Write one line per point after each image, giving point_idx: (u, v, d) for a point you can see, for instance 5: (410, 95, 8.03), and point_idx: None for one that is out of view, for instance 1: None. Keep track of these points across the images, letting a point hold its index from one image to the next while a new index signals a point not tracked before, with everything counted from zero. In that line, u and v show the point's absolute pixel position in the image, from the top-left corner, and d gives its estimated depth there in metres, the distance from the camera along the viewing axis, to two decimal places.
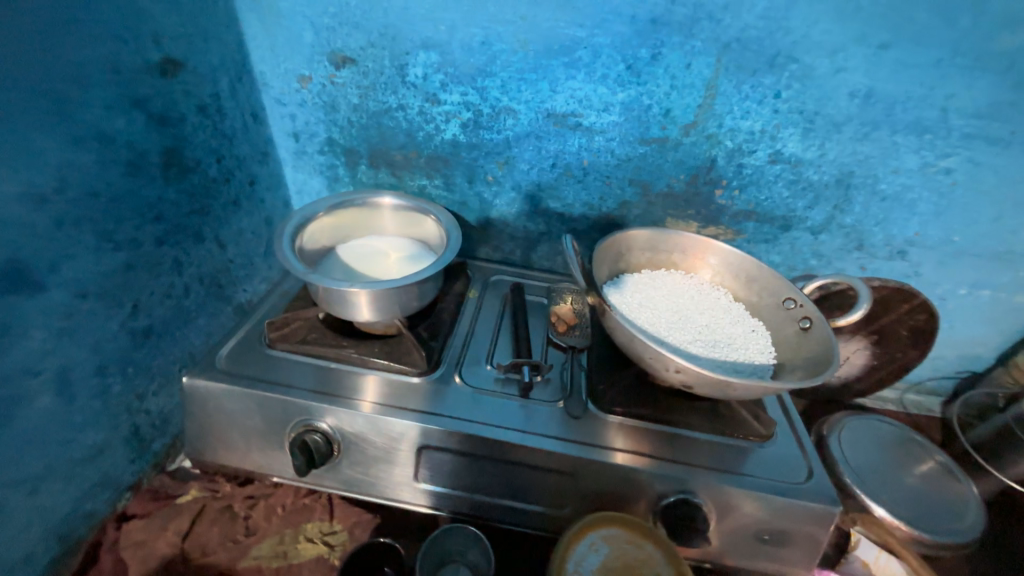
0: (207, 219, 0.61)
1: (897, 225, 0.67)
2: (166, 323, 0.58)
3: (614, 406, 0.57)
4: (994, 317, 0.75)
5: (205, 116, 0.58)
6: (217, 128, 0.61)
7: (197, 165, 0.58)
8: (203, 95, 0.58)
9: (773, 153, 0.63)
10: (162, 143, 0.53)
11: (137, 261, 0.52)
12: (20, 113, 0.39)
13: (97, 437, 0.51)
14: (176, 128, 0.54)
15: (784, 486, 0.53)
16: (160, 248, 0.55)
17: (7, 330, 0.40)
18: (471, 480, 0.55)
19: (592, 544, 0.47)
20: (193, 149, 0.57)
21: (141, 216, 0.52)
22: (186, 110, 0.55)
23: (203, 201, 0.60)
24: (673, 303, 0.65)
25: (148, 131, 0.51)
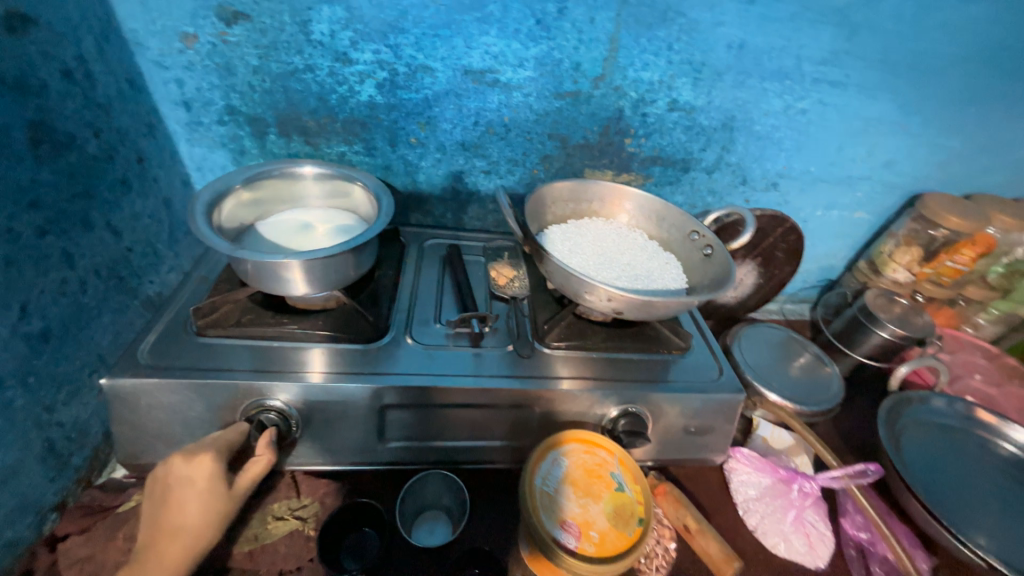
0: (95, 204, 0.54)
1: (770, 161, 0.79)
2: (66, 324, 0.51)
3: (559, 342, 0.63)
4: (842, 233, 0.93)
5: (72, 83, 0.50)
6: (89, 97, 0.53)
7: (73, 141, 0.51)
8: (65, 58, 0.50)
9: (671, 102, 0.71)
10: (24, 115, 0.45)
11: (18, 255, 0.45)
12: None
13: (4, 457, 0.45)
14: (38, 98, 0.47)
15: (703, 385, 0.64)
16: (44, 239, 0.48)
17: None
18: (436, 429, 0.58)
19: (555, 459, 0.53)
20: (63, 123, 0.50)
21: (12, 202, 0.45)
22: (48, 76, 0.48)
23: (86, 183, 0.53)
24: (599, 247, 0.72)
25: (4, 102, 0.43)
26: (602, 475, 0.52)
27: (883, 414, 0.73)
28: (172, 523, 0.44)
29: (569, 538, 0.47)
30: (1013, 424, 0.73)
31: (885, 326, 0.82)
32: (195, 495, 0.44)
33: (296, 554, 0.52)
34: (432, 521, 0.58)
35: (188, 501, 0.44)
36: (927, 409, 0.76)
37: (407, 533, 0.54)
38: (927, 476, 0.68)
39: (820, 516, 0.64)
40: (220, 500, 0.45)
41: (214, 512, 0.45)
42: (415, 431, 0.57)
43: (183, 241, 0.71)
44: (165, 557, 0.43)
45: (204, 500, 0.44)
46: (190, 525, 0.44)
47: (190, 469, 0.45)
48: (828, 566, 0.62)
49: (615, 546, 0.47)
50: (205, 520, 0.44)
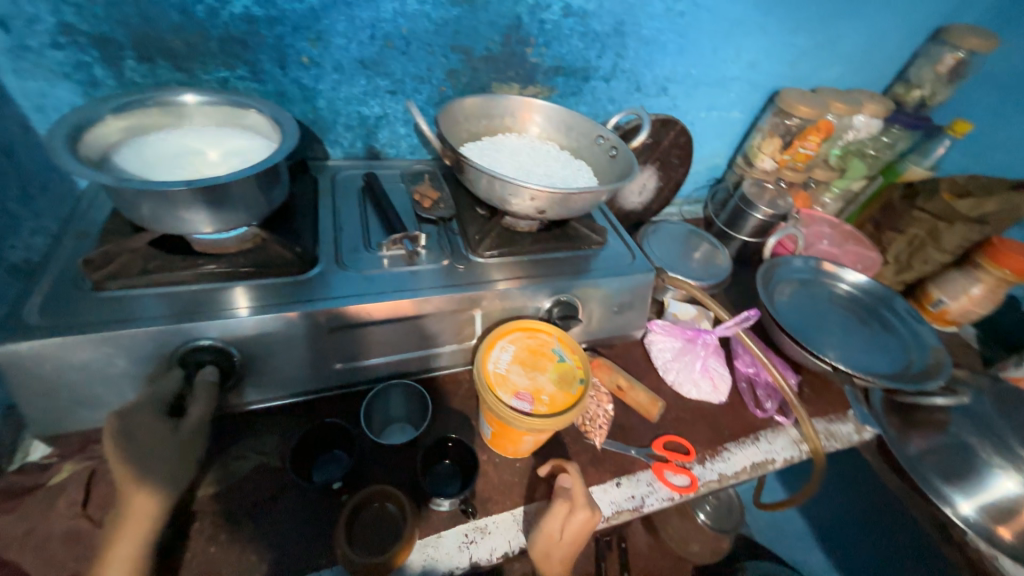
0: None
1: (658, 65, 0.86)
2: None
3: (491, 250, 0.67)
4: (722, 133, 1.06)
5: None
6: None
7: None
8: None
9: (565, 7, 0.73)
10: None
11: None
12: None
13: None
14: None
15: (623, 269, 0.72)
16: None
17: None
18: (387, 345, 0.60)
19: (502, 347, 0.58)
20: None
21: None
22: None
23: None
24: (516, 158, 0.74)
25: None
26: (546, 353, 0.59)
27: (760, 276, 0.88)
28: (123, 479, 0.42)
29: (524, 404, 0.53)
30: (845, 268, 0.93)
31: (759, 208, 0.98)
32: (141, 443, 0.43)
33: (266, 484, 0.53)
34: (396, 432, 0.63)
35: (136, 454, 0.43)
36: (791, 268, 0.93)
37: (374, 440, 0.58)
38: (791, 318, 0.85)
39: (720, 363, 0.79)
40: (173, 446, 0.45)
41: (172, 452, 0.44)
42: (365, 350, 0.59)
43: (42, 198, 0.60)
44: (138, 503, 0.42)
45: (159, 442, 0.44)
46: (146, 476, 0.42)
47: (124, 428, 0.43)
48: (728, 399, 0.77)
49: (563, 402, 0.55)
50: (164, 461, 0.44)
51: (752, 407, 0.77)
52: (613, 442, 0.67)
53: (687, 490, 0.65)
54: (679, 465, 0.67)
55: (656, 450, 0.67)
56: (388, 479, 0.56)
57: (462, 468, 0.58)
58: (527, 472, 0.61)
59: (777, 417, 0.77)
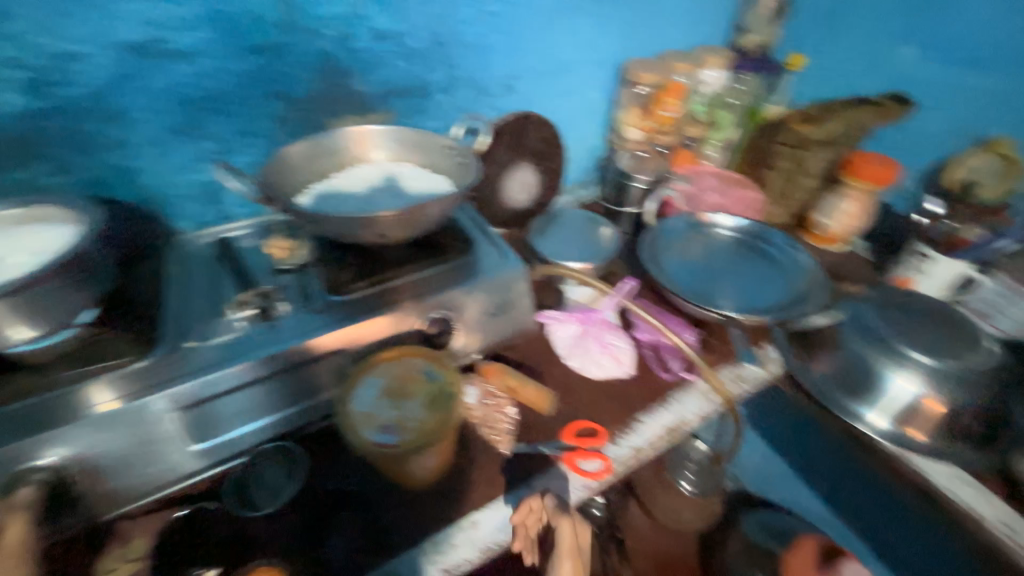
0: None
1: (493, 66, 0.88)
2: None
3: (351, 286, 0.64)
4: (587, 115, 1.08)
5: None
6: None
7: None
8: None
9: (372, 32, 0.73)
10: None
11: None
12: None
13: None
14: None
15: (491, 269, 0.72)
16: None
17: None
18: (246, 408, 0.57)
19: (367, 383, 0.56)
20: None
21: None
22: None
23: None
24: (365, 186, 0.73)
25: None
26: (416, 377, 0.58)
27: (644, 247, 0.89)
28: None
29: (391, 436, 0.52)
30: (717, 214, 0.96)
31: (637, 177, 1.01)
32: None
33: None
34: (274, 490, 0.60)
35: None
36: (672, 228, 0.95)
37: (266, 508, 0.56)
38: (683, 278, 0.86)
39: (617, 337, 0.81)
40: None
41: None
42: (233, 420, 0.57)
43: None
44: None
45: None
46: None
47: None
48: (636, 369, 0.78)
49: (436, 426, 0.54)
50: None
51: (658, 371, 0.78)
52: (523, 445, 0.66)
53: (603, 471, 0.64)
54: (593, 451, 0.66)
55: (567, 440, 0.66)
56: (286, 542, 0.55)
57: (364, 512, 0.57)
58: (432, 500, 0.59)
59: (686, 375, 0.78)
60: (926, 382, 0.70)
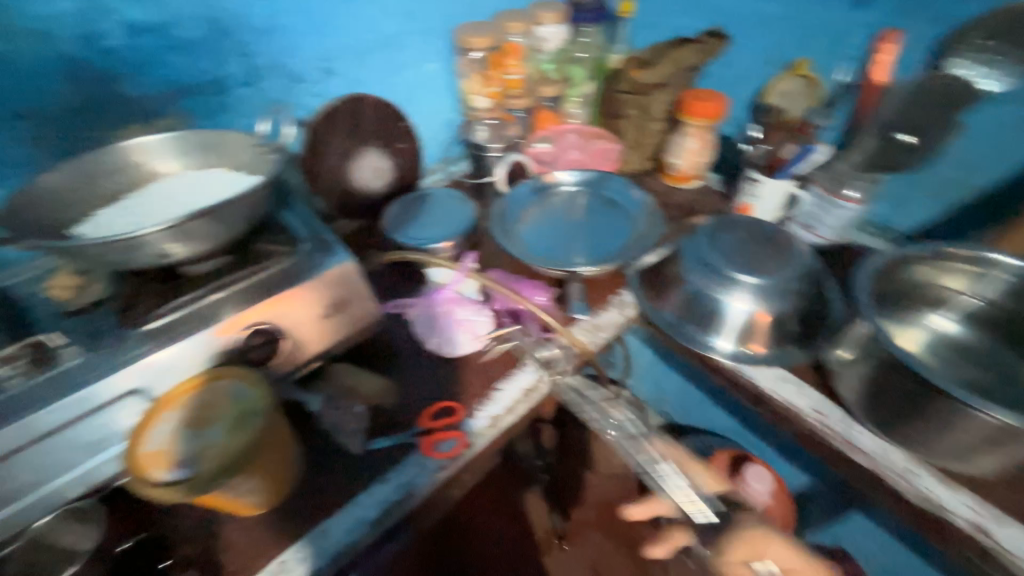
0: None
1: (301, 49, 0.82)
2: None
3: (153, 310, 0.58)
4: (432, 89, 1.05)
5: None
6: None
7: None
8: None
9: (128, 27, 0.65)
10: None
11: None
12: None
13: None
14: None
15: (316, 268, 0.67)
16: None
17: None
18: (41, 469, 0.51)
19: (165, 420, 0.51)
20: None
21: None
22: None
23: None
24: (156, 200, 0.66)
25: None
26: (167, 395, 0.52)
27: (496, 225, 0.87)
28: None
29: (184, 474, 0.48)
30: (557, 172, 0.96)
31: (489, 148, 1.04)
32: None
33: None
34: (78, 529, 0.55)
35: None
36: (516, 198, 0.93)
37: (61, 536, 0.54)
38: (540, 246, 0.86)
39: (473, 308, 0.80)
40: None
41: None
42: (26, 487, 0.51)
43: None
44: None
45: None
46: None
47: None
48: (498, 338, 0.78)
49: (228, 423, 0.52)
50: None
51: (518, 337, 0.78)
52: (380, 438, 0.65)
53: (460, 447, 0.65)
54: (450, 430, 0.66)
55: (423, 425, 0.66)
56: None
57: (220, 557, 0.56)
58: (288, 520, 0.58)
59: (544, 335, 0.79)
60: (751, 300, 0.75)
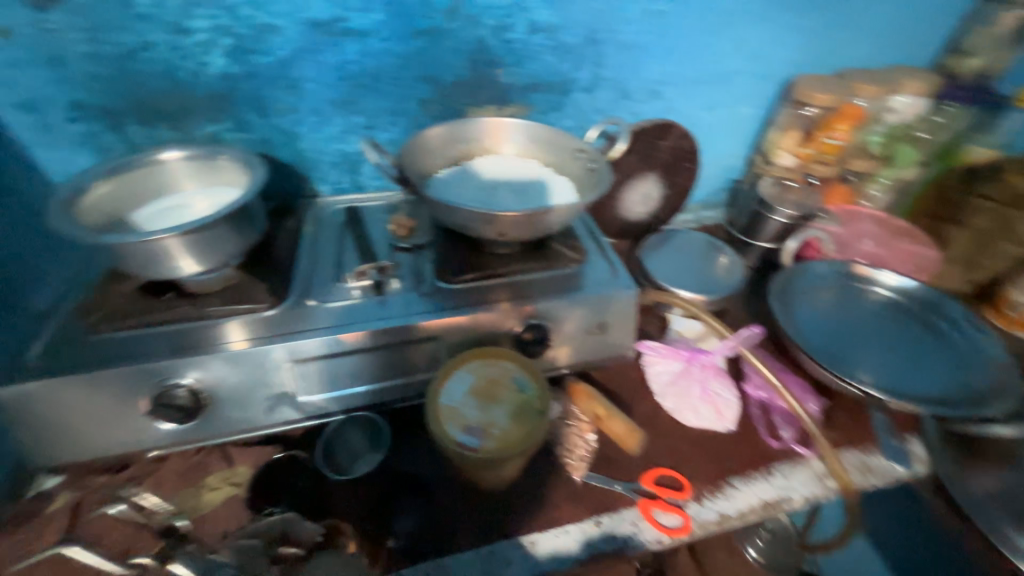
0: None
1: (643, 69, 0.82)
2: None
3: (466, 274, 0.66)
4: (733, 132, 0.98)
5: None
6: None
7: None
8: None
9: (530, 24, 0.72)
10: None
11: None
12: None
13: None
14: None
15: (601, 286, 0.68)
16: None
17: None
18: (357, 374, 0.60)
19: (458, 378, 0.56)
20: None
21: None
22: None
23: None
24: (489, 180, 0.74)
25: None
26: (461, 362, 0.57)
27: (777, 300, 0.77)
28: (75, 442, 0.53)
29: (473, 439, 0.50)
30: (880, 270, 0.81)
31: (778, 211, 0.89)
32: (83, 417, 0.53)
33: (236, 515, 0.54)
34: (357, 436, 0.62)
35: (90, 433, 0.53)
36: (813, 276, 0.82)
37: (347, 439, 0.62)
38: (822, 340, 0.74)
39: (724, 385, 0.71)
40: (124, 414, 0.54)
41: (130, 424, 0.54)
42: (343, 380, 0.60)
43: None
44: (99, 449, 0.55)
45: (116, 423, 0.54)
46: (102, 437, 0.54)
47: (70, 403, 0.52)
48: (738, 428, 0.69)
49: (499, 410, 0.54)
50: (123, 436, 0.55)
51: (765, 435, 0.68)
52: (595, 475, 0.61)
53: (681, 530, 0.57)
54: (671, 503, 0.59)
55: (643, 486, 0.61)
56: (364, 520, 0.54)
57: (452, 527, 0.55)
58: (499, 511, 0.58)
59: (796, 448, 0.66)
60: None
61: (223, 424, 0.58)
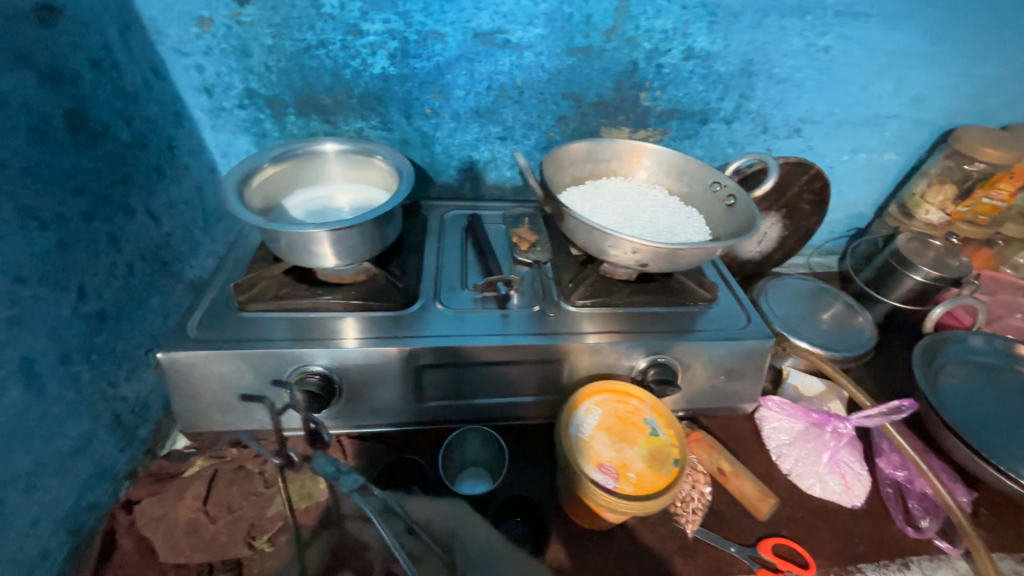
0: (165, 179, 0.62)
1: (791, 104, 0.77)
2: (155, 250, 0.60)
3: (591, 299, 0.64)
4: (870, 178, 0.90)
5: (155, 78, 0.61)
6: (166, 105, 0.63)
7: (147, 139, 0.59)
8: (133, 84, 0.57)
9: (686, 50, 0.69)
10: (153, 112, 0.60)
11: (122, 235, 0.54)
12: (72, 86, 0.48)
13: (132, 389, 0.56)
14: (138, 103, 0.58)
15: (732, 331, 0.64)
16: (150, 196, 0.59)
17: (72, 286, 0.48)
18: (478, 386, 0.59)
19: (588, 410, 0.54)
20: (156, 126, 0.61)
21: (147, 177, 0.59)
22: (154, 87, 0.61)
23: (156, 160, 0.60)
24: (618, 205, 0.72)
25: (108, 99, 0.53)
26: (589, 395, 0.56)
27: (920, 365, 0.70)
28: (211, 413, 0.55)
29: (608, 479, 0.48)
30: None
31: (919, 268, 0.81)
32: (223, 390, 0.54)
33: (348, 508, 0.54)
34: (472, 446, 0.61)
35: (226, 405, 0.55)
36: (959, 350, 0.74)
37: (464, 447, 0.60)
38: (971, 421, 0.66)
39: (854, 457, 0.65)
40: (258, 393, 0.55)
41: (262, 404, 0.56)
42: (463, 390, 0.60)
43: (216, 227, 0.73)
44: (231, 423, 0.56)
45: (250, 400, 0.55)
46: (236, 411, 0.56)
47: (215, 376, 0.54)
48: (864, 505, 0.63)
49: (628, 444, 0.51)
50: (253, 413, 0.56)
51: (900, 522, 0.61)
52: (706, 532, 0.57)
53: None
54: None
55: (762, 554, 0.56)
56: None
57: (559, 560, 0.53)
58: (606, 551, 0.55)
59: (936, 542, 0.60)
60: None
61: (344, 415, 0.58)
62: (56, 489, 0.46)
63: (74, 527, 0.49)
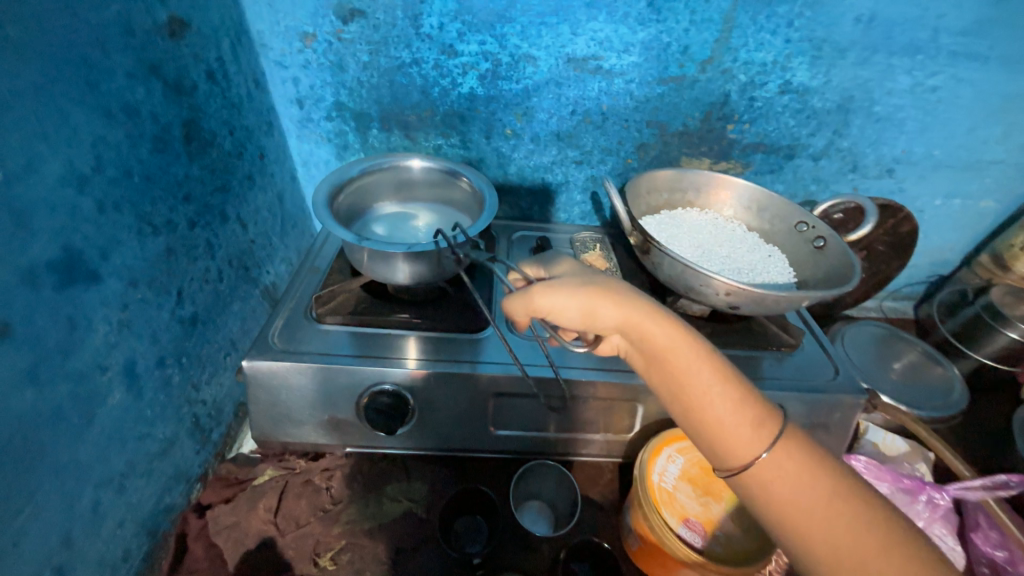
0: (255, 186, 0.63)
1: (887, 144, 0.73)
2: (240, 256, 0.61)
3: None
4: (961, 224, 0.85)
5: (255, 89, 0.62)
6: (262, 114, 0.64)
7: (244, 148, 0.60)
8: (238, 94, 0.59)
9: (783, 83, 0.67)
10: (251, 121, 0.62)
11: (216, 241, 0.56)
12: (190, 98, 0.50)
13: (211, 393, 0.57)
14: (240, 113, 0.59)
15: (820, 382, 0.61)
16: (241, 203, 0.60)
17: (172, 291, 0.49)
18: (548, 420, 0.57)
19: (670, 458, 0.53)
20: (252, 134, 0.62)
21: (240, 185, 0.60)
22: (254, 97, 0.62)
23: (249, 168, 0.62)
24: (695, 238, 0.69)
25: (217, 109, 0.54)
26: None
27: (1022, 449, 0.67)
28: (285, 424, 0.55)
29: (695, 537, 0.46)
30: None
31: (1016, 326, 0.74)
32: (298, 403, 0.54)
33: (410, 534, 0.53)
34: (543, 481, 0.59)
35: (299, 417, 0.55)
36: None
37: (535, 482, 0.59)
38: None
39: (947, 530, 0.60)
40: (331, 410, 0.54)
41: (334, 420, 0.55)
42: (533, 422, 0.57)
43: (291, 234, 0.74)
44: (301, 437, 0.56)
45: (323, 416, 0.55)
46: (308, 424, 0.55)
47: (292, 388, 0.53)
48: None
49: (794, 479, 0.36)
50: (324, 428, 0.55)
51: None
52: None
53: None
54: None
55: None
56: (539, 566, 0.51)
57: None
58: None
59: None
60: None
61: (412, 438, 0.57)
62: (140, 491, 0.47)
63: (151, 527, 0.49)
